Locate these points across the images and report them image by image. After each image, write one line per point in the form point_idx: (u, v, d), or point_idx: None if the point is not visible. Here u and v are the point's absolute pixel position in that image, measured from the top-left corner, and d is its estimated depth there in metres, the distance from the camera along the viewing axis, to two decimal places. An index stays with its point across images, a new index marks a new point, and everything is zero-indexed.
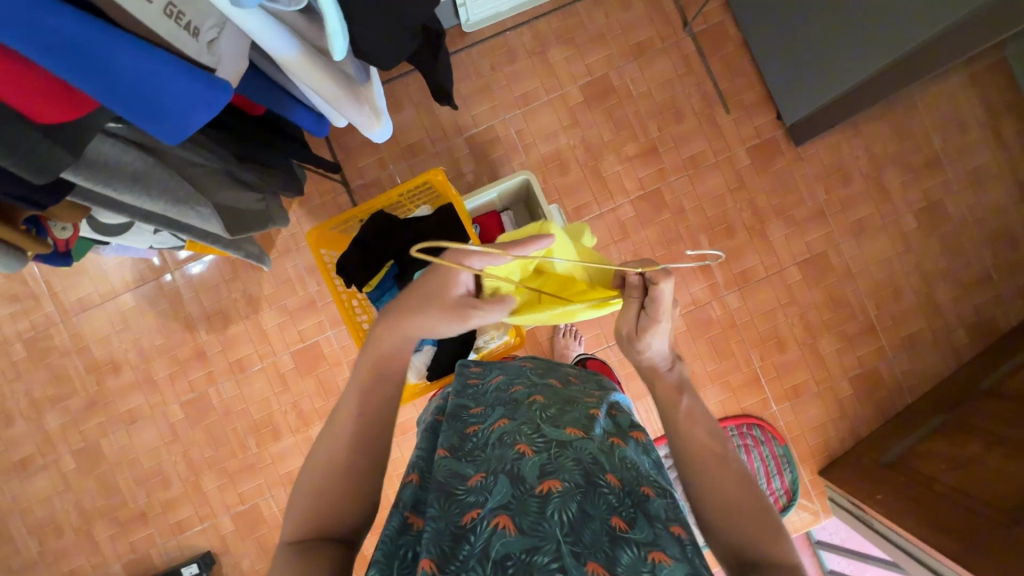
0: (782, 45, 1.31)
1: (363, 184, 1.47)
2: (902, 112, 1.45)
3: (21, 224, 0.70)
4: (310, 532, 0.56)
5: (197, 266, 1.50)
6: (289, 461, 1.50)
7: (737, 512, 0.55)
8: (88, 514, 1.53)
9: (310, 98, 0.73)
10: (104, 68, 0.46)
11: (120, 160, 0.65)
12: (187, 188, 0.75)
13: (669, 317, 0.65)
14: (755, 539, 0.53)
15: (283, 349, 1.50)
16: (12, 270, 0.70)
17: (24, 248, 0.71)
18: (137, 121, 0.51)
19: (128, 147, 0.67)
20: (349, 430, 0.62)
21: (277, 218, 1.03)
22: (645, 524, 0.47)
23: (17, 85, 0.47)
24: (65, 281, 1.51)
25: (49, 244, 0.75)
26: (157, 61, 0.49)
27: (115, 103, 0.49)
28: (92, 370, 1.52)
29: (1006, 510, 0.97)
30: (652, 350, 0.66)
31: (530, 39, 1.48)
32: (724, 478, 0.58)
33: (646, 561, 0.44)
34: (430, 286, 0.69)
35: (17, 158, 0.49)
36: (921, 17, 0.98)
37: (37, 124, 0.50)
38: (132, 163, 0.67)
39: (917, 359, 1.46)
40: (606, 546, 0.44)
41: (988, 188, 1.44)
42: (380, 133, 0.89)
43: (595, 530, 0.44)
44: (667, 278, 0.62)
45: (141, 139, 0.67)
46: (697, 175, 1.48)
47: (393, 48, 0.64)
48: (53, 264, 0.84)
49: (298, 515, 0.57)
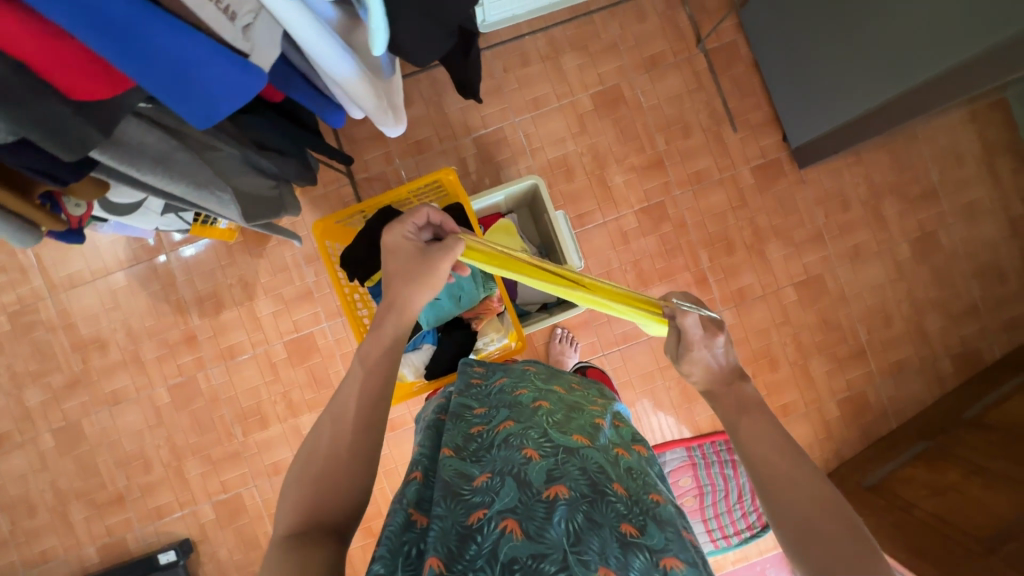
0: (793, 69, 1.33)
1: (367, 177, 1.46)
2: (902, 143, 1.48)
3: (33, 198, 0.69)
4: (301, 525, 0.54)
5: (191, 249, 1.48)
6: (274, 451, 1.48)
7: (822, 531, 0.46)
8: (64, 495, 1.49)
9: (333, 90, 0.72)
10: (141, 48, 0.46)
11: (144, 139, 0.66)
12: (209, 172, 0.75)
13: (706, 350, 0.59)
14: (840, 542, 0.45)
15: (276, 338, 1.48)
16: (26, 246, 0.68)
17: (35, 223, 0.70)
18: (169, 103, 0.51)
19: (152, 128, 0.67)
20: (357, 426, 0.61)
21: (290, 206, 1.03)
22: (655, 531, 0.47)
23: (55, 60, 0.47)
24: (55, 255, 1.47)
25: (61, 220, 0.75)
26: (195, 44, 0.49)
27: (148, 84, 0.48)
28: (78, 348, 1.49)
29: (984, 539, 0.99)
30: (698, 378, 0.60)
31: (545, 45, 1.48)
32: (802, 491, 0.49)
33: (657, 566, 0.44)
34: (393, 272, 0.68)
35: (45, 132, 0.48)
36: (923, 56, 0.99)
37: (66, 98, 0.49)
38: (155, 143, 0.67)
39: (903, 385, 1.49)
40: (618, 551, 0.44)
41: (981, 222, 1.47)
42: (389, 125, 0.88)
43: (603, 537, 0.44)
44: (688, 312, 0.59)
45: (166, 121, 0.68)
46: (700, 191, 1.49)
47: (428, 46, 0.64)
48: (64, 241, 0.83)
49: (291, 506, 0.55)
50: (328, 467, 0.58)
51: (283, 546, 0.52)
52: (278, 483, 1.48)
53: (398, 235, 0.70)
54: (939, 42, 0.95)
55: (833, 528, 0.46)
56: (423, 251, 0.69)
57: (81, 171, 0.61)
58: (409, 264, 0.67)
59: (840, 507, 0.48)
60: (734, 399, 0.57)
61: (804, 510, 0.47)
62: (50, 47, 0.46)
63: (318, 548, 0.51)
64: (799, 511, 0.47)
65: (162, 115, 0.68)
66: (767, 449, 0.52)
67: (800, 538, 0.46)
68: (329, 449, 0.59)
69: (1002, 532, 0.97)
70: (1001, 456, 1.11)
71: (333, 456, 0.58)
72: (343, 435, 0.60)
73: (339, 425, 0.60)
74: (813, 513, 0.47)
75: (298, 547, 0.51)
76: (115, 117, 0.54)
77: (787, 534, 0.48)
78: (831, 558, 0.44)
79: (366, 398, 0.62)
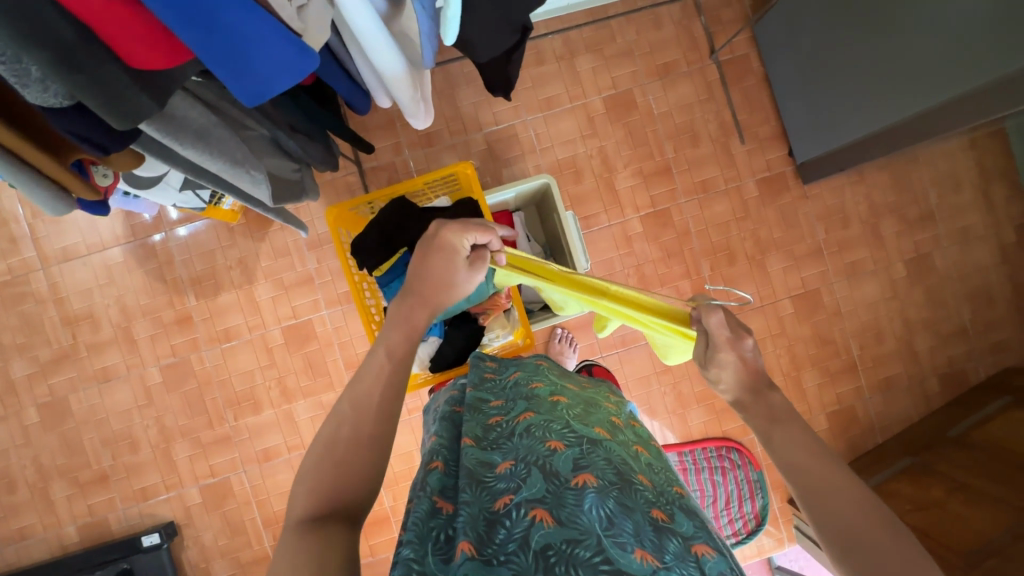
0: (804, 86, 1.36)
1: (375, 166, 1.45)
2: (903, 164, 1.51)
3: (67, 164, 0.70)
4: (317, 509, 0.54)
5: (186, 229, 1.45)
6: (265, 437, 1.47)
7: (862, 532, 0.48)
8: (46, 472, 1.46)
9: (366, 76, 0.75)
10: (205, 18, 0.46)
11: (188, 114, 0.66)
12: (243, 151, 0.77)
13: (733, 351, 0.58)
14: (880, 545, 0.47)
15: (274, 323, 1.46)
16: (57, 214, 0.72)
17: (68, 190, 0.72)
18: (223, 79, 0.50)
19: (196, 103, 0.68)
20: (378, 414, 0.61)
21: (309, 192, 1.03)
22: (683, 519, 0.49)
23: (122, 27, 0.46)
24: (50, 227, 1.44)
25: (93, 189, 0.77)
26: (258, 21, 0.48)
27: (209, 58, 0.48)
28: (68, 323, 1.46)
29: (967, 553, 1.01)
30: (725, 382, 0.59)
31: (561, 45, 1.48)
32: (843, 494, 0.50)
33: (690, 555, 0.44)
34: (432, 272, 0.71)
35: (104, 100, 0.49)
36: (931, 85, 1.01)
37: (128, 67, 0.49)
38: (198, 118, 0.68)
39: (890, 401, 1.53)
40: (650, 538, 0.44)
41: (974, 246, 1.51)
42: (414, 116, 0.91)
43: (636, 521, 0.45)
44: (714, 310, 0.60)
45: (208, 97, 0.70)
46: (706, 200, 1.51)
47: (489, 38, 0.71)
48: (91, 212, 0.84)
49: (301, 495, 0.55)
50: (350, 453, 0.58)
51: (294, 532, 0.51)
52: (267, 470, 1.47)
53: (455, 239, 0.72)
54: (952, 68, 0.96)
55: (874, 529, 0.48)
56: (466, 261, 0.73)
57: (125, 141, 0.60)
58: (445, 272, 0.71)
59: (878, 507, 0.49)
60: (753, 408, 0.58)
61: (844, 513, 0.49)
62: (120, 16, 0.46)
63: (336, 532, 0.52)
64: (834, 506, 0.49)
65: (206, 91, 0.69)
66: (789, 454, 0.53)
67: (842, 538, 0.48)
68: (352, 435, 0.59)
69: (981, 547, 1.01)
70: (983, 474, 1.15)
71: (353, 441, 0.59)
72: (365, 421, 0.60)
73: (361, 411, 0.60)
74: (850, 516, 0.48)
75: (317, 535, 0.51)
76: (169, 88, 0.54)
77: (825, 531, 0.49)
78: (875, 561, 0.46)
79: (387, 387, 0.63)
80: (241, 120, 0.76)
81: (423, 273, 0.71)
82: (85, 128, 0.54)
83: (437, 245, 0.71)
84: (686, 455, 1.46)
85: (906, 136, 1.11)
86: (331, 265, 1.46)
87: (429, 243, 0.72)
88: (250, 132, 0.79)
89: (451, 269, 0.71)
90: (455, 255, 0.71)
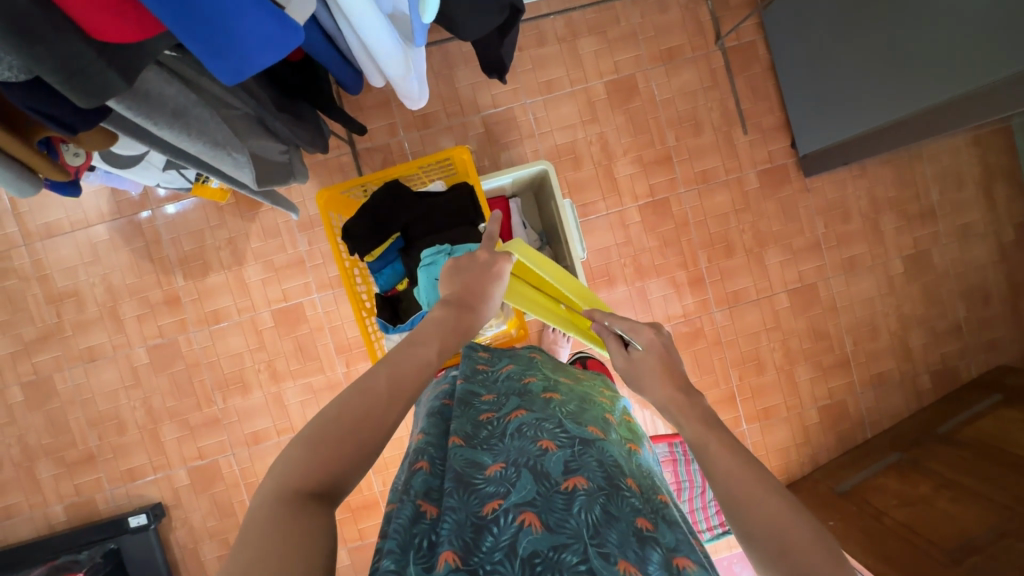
0: (808, 75, 1.33)
1: (369, 147, 1.42)
2: (907, 159, 1.49)
3: (32, 141, 0.67)
4: (324, 491, 0.47)
5: (175, 207, 1.41)
6: (255, 419, 1.45)
7: (793, 540, 0.45)
8: (32, 451, 1.45)
9: (358, 55, 0.73)
10: None
11: (163, 90, 0.63)
12: (224, 132, 0.74)
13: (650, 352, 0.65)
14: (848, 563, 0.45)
15: (263, 306, 1.44)
16: (24, 195, 0.68)
17: (35, 170, 0.69)
18: (199, 55, 0.48)
19: (171, 79, 0.65)
20: (395, 404, 0.54)
21: (298, 173, 0.99)
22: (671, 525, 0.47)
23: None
24: (32, 202, 1.40)
25: (61, 169, 0.72)
26: None
27: (185, 36, 0.46)
28: (52, 301, 1.43)
29: (950, 550, 1.02)
30: (618, 364, 0.67)
31: (562, 26, 1.43)
32: (765, 499, 0.48)
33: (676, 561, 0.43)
34: (472, 291, 0.67)
35: (65, 79, 0.46)
36: (937, 80, 0.99)
37: (93, 40, 0.46)
38: (174, 96, 0.65)
39: (881, 397, 1.53)
40: (636, 545, 0.43)
41: (974, 244, 1.51)
42: (406, 95, 0.89)
43: (624, 529, 0.44)
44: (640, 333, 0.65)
45: (184, 72, 0.66)
46: (706, 190, 1.49)
47: (479, 18, 0.69)
48: (62, 191, 0.81)
49: (300, 461, 0.48)
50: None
51: (292, 508, 0.44)
52: (256, 453, 1.46)
53: (498, 264, 0.70)
54: (962, 65, 0.93)
55: (805, 541, 0.45)
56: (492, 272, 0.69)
57: (93, 120, 0.57)
58: (479, 290, 0.68)
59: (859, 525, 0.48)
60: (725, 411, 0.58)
61: (772, 516, 0.47)
62: None
63: None
64: (758, 513, 0.47)
65: (181, 65, 0.66)
66: None
67: (774, 548, 0.46)
68: (356, 411, 0.52)
69: (962, 544, 1.02)
70: (969, 472, 1.15)
71: (370, 422, 0.52)
72: (376, 406, 0.53)
73: (372, 396, 0.53)
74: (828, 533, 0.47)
75: None
76: (142, 63, 0.51)
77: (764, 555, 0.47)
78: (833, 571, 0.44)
79: (390, 362, 0.58)
80: (220, 96, 0.73)
81: (482, 295, 0.68)
82: (52, 105, 0.52)
83: (497, 273, 0.69)
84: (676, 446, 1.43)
85: (910, 131, 1.09)
86: (322, 248, 1.43)
87: (485, 269, 0.69)
88: (233, 110, 0.76)
89: (486, 286, 0.68)
90: (487, 277, 0.69)
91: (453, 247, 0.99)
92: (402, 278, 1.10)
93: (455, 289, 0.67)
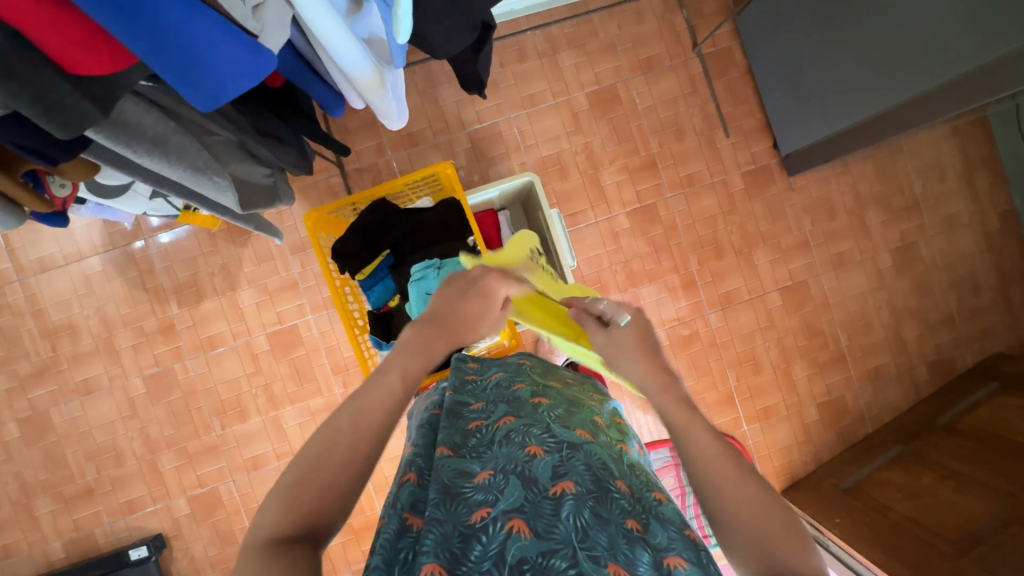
0: (785, 76, 1.35)
1: (357, 168, 1.43)
2: (888, 154, 1.51)
3: (17, 176, 0.68)
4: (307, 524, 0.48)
5: (168, 235, 1.43)
6: (254, 445, 1.45)
7: (759, 537, 0.45)
8: (30, 488, 1.44)
9: (335, 78, 0.74)
10: (149, 21, 0.44)
11: (142, 119, 0.65)
12: (203, 157, 0.75)
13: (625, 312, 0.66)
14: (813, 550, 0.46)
15: (258, 330, 1.44)
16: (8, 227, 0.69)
17: (19, 203, 0.70)
18: (174, 85, 0.49)
19: (151, 109, 0.67)
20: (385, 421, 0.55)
21: (283, 196, 1.01)
22: (657, 529, 0.47)
23: (54, 31, 0.45)
24: (24, 237, 1.40)
25: (44, 201, 0.73)
26: (204, 20, 0.47)
27: (159, 65, 0.47)
28: (47, 335, 1.43)
29: (954, 541, 1.02)
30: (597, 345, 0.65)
31: (542, 41, 1.47)
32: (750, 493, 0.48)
33: (664, 565, 0.43)
34: (454, 311, 0.68)
35: (42, 111, 0.47)
36: (908, 74, 1.02)
37: (69, 74, 0.48)
38: (153, 124, 0.67)
39: (880, 392, 1.53)
40: (622, 550, 0.43)
41: (960, 234, 1.52)
42: (388, 115, 0.90)
43: (610, 533, 0.44)
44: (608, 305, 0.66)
45: (163, 101, 0.68)
46: (693, 194, 1.50)
47: (450, 36, 0.71)
48: (49, 223, 0.82)
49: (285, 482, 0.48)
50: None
51: None
52: (255, 478, 1.45)
53: (486, 284, 0.71)
54: (936, 56, 0.95)
55: (781, 538, 0.45)
56: (479, 289, 0.71)
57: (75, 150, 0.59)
58: (461, 307, 0.69)
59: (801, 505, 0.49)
60: None
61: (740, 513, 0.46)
62: (56, 18, 0.44)
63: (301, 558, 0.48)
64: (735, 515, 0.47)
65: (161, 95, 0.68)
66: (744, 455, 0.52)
67: (740, 542, 0.46)
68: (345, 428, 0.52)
69: (968, 534, 1.01)
70: (971, 461, 1.15)
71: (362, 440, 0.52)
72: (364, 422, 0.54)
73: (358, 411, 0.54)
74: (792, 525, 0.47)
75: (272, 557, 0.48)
76: (118, 93, 0.52)
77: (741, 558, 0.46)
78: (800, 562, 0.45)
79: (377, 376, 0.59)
80: (201, 125, 0.75)
81: (465, 315, 0.69)
82: (31, 137, 0.53)
83: (481, 291, 0.71)
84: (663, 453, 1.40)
85: (888, 125, 1.11)
86: (315, 269, 1.44)
87: (468, 287, 0.70)
88: (214, 137, 0.78)
89: (469, 303, 0.70)
90: (469, 292, 0.70)
91: (442, 262, 1.00)
92: (393, 295, 1.10)
93: (435, 308, 0.68)
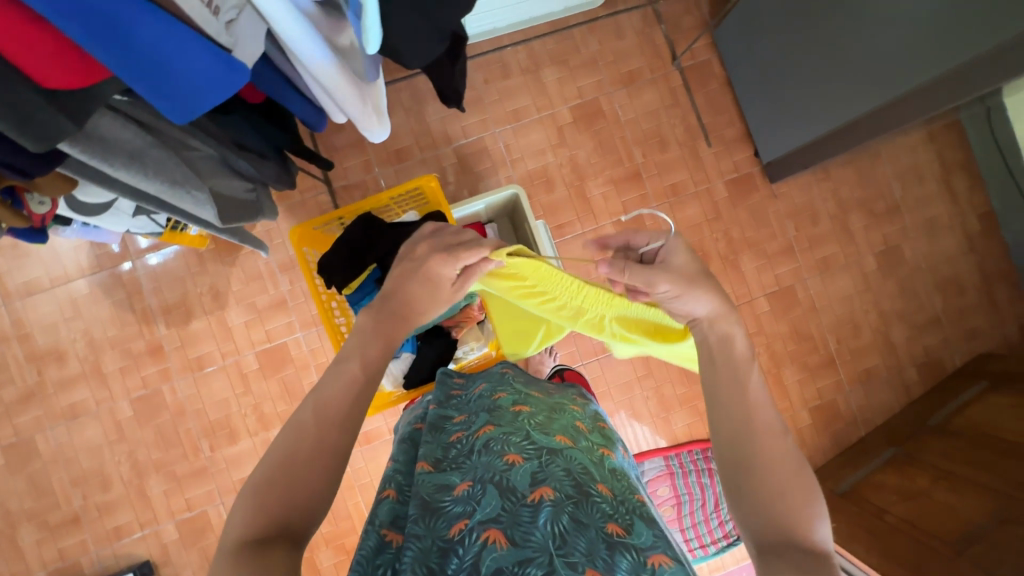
0: (762, 86, 1.39)
1: (345, 185, 1.45)
2: (867, 159, 1.55)
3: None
4: (277, 526, 0.50)
5: (156, 256, 1.42)
6: (244, 465, 1.43)
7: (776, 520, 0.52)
8: (14, 517, 1.40)
9: (316, 94, 0.76)
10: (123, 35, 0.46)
11: (118, 134, 0.66)
12: (183, 171, 0.76)
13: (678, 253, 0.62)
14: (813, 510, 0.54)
15: (247, 349, 1.43)
16: None
17: None
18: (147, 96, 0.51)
19: (128, 124, 0.68)
20: None
21: (266, 211, 1.02)
22: (641, 531, 0.47)
23: (28, 46, 0.46)
24: (10, 261, 1.40)
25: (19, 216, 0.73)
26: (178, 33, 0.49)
27: (132, 78, 0.49)
28: (32, 360, 1.41)
29: (951, 541, 1.01)
30: (664, 286, 0.60)
31: (525, 58, 1.50)
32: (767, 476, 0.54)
33: (645, 566, 0.43)
34: (403, 295, 0.63)
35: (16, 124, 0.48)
36: (881, 80, 1.05)
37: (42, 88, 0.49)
38: (130, 138, 0.68)
39: (872, 394, 1.54)
40: (603, 554, 0.43)
41: (941, 236, 1.55)
42: (370, 129, 0.91)
43: (590, 538, 0.44)
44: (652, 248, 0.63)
45: (141, 116, 0.70)
46: (678, 203, 1.52)
47: (425, 48, 0.72)
48: (25, 239, 0.82)
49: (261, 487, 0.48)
50: (302, 464, 0.54)
51: None
52: None
53: (441, 269, 0.63)
54: (909, 60, 0.98)
55: (792, 494, 0.54)
56: (431, 276, 0.63)
57: (47, 164, 0.60)
58: (411, 293, 0.63)
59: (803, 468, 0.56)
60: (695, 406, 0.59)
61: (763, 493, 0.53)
62: (28, 34, 0.46)
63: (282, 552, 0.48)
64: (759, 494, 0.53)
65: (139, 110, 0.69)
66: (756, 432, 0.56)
67: (764, 520, 0.53)
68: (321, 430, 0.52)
69: (964, 534, 1.01)
70: (966, 462, 1.15)
71: None
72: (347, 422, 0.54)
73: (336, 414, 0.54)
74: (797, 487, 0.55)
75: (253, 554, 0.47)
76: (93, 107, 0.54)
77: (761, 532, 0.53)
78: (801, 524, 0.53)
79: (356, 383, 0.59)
80: (181, 140, 0.77)
81: (416, 301, 0.63)
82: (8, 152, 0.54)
83: (430, 277, 0.63)
84: (696, 454, 1.40)
85: (863, 130, 1.13)
86: (304, 286, 1.44)
87: (419, 268, 0.63)
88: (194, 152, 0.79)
89: (422, 291, 0.63)
90: (417, 280, 0.62)
91: None
92: None
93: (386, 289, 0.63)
